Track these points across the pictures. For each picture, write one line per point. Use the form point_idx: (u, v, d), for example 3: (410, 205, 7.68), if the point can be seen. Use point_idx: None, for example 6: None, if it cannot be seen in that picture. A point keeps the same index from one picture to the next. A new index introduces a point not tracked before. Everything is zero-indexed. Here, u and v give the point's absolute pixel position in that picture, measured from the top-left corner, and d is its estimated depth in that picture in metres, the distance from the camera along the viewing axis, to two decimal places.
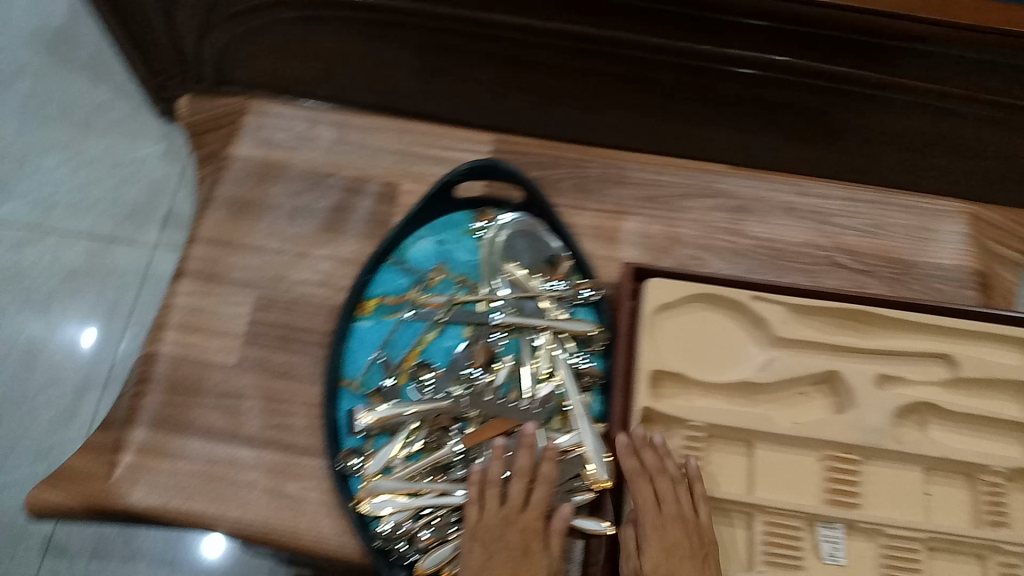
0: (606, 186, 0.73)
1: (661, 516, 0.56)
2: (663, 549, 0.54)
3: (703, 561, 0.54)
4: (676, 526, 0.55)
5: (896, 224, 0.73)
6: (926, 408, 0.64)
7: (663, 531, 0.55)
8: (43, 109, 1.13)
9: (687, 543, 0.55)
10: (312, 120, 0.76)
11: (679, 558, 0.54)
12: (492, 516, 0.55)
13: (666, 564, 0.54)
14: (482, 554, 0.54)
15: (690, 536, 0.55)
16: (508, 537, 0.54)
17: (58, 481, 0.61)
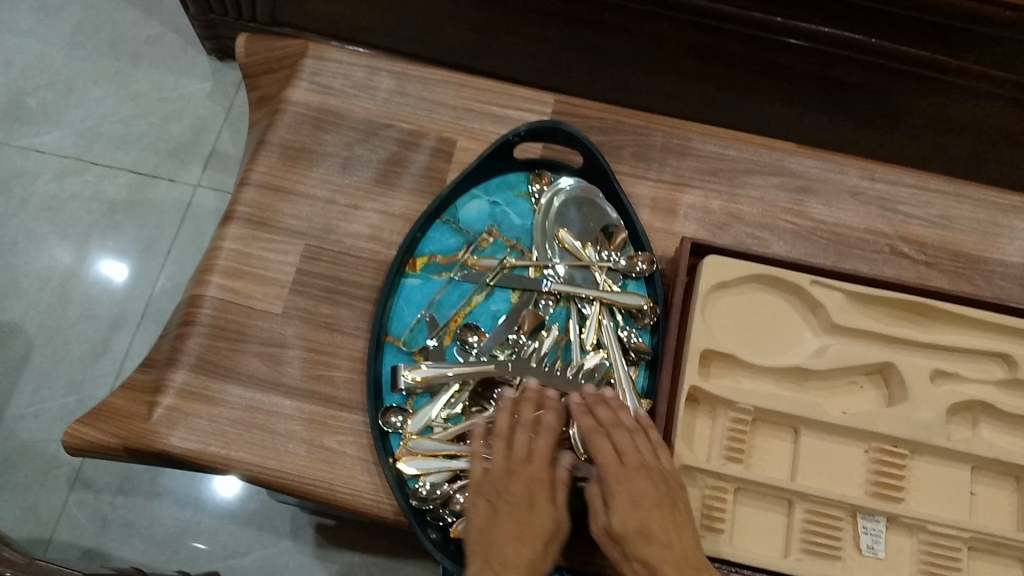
0: (668, 156, 0.72)
1: (624, 467, 0.56)
2: (631, 502, 0.55)
3: (670, 508, 0.55)
4: (643, 476, 0.55)
5: (962, 217, 0.71)
6: (979, 406, 0.62)
7: (629, 483, 0.55)
8: (93, 39, 1.12)
9: (651, 491, 0.55)
10: (371, 68, 0.74)
11: (649, 510, 0.54)
12: (496, 471, 0.56)
13: (637, 516, 0.54)
14: (487, 509, 0.55)
15: (656, 483, 0.55)
16: (512, 490, 0.55)
17: (100, 417, 0.61)
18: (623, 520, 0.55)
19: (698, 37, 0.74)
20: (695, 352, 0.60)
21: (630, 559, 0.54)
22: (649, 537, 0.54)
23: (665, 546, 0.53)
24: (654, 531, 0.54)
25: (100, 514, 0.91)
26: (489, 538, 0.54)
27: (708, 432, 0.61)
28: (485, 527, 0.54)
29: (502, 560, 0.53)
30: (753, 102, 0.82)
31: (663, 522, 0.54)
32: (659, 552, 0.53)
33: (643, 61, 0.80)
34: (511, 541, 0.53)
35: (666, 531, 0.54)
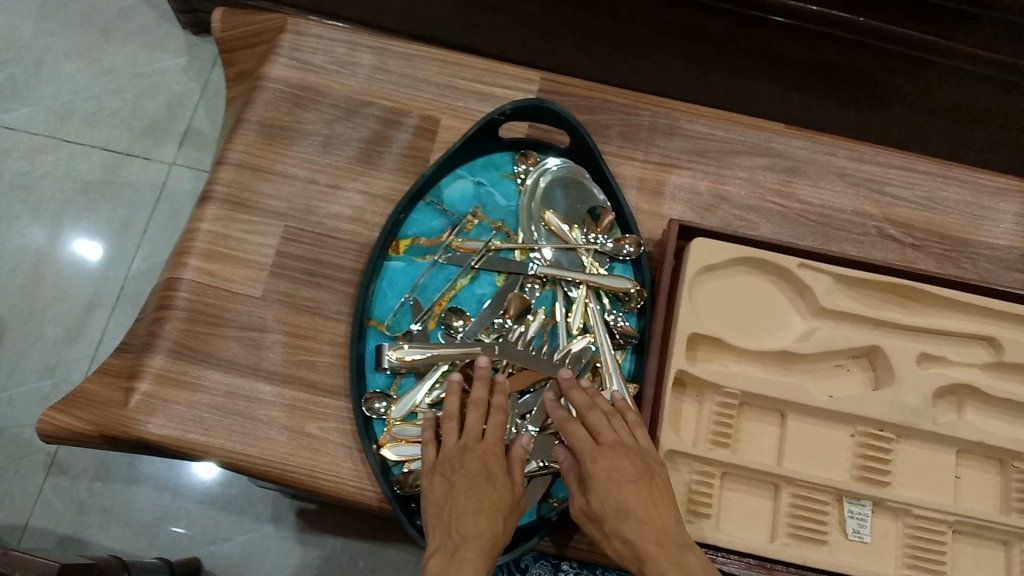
0: (655, 136, 0.70)
1: (599, 447, 0.52)
2: (607, 481, 0.51)
3: (649, 484, 0.51)
4: (620, 454, 0.52)
5: (949, 199, 0.70)
6: (965, 390, 0.62)
7: (605, 463, 0.52)
8: (62, 11, 1.08)
9: (627, 468, 0.51)
10: (352, 43, 0.72)
11: (625, 486, 0.51)
12: (453, 446, 0.54)
13: (612, 493, 0.50)
14: (444, 485, 0.53)
15: (633, 460, 0.52)
16: (468, 464, 0.53)
17: (74, 404, 0.59)
18: (599, 500, 0.51)
19: (687, 14, 0.72)
20: (682, 337, 0.59)
21: (611, 541, 0.50)
22: (626, 514, 0.50)
23: (642, 521, 0.49)
24: (631, 507, 0.50)
25: (77, 500, 0.90)
26: (447, 514, 0.51)
27: (695, 416, 0.60)
28: (442, 502, 0.52)
29: (460, 532, 0.50)
30: (742, 81, 0.81)
31: (640, 496, 0.50)
32: (637, 528, 0.49)
33: (630, 38, 0.78)
34: (470, 513, 0.51)
35: (642, 506, 0.50)
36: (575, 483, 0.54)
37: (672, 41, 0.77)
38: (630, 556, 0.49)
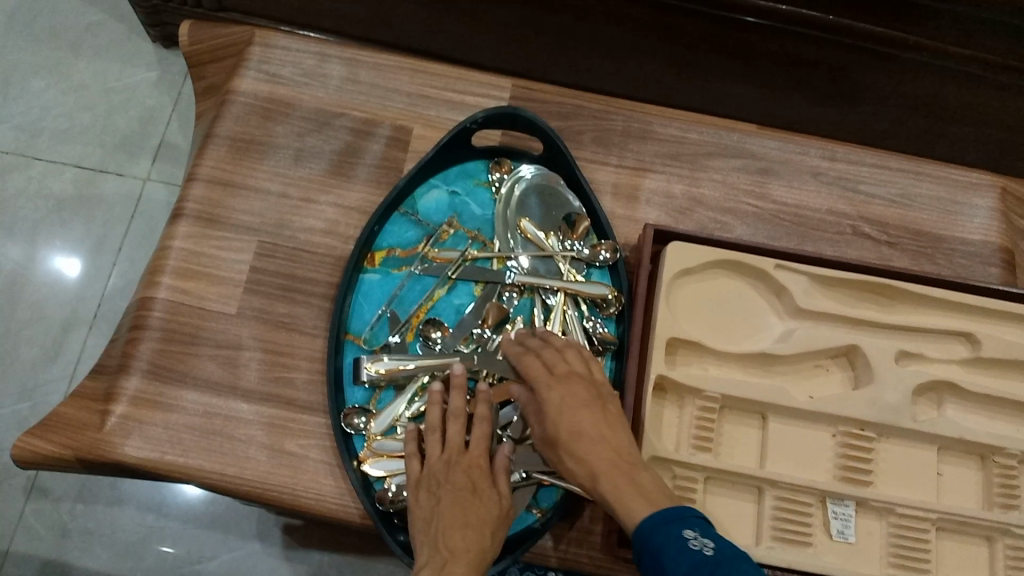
0: (629, 140, 0.70)
1: (553, 377, 0.52)
2: (563, 405, 0.50)
3: (602, 408, 0.51)
4: (573, 381, 0.51)
5: (923, 195, 0.71)
6: (943, 386, 0.62)
7: (559, 390, 0.51)
8: (29, 26, 1.06)
9: (581, 393, 0.51)
10: (322, 55, 0.71)
11: (579, 409, 0.50)
12: (438, 459, 0.54)
13: (567, 417, 0.50)
14: (430, 500, 0.52)
15: (586, 386, 0.52)
16: (452, 478, 0.53)
17: (47, 429, 0.58)
18: (554, 424, 0.50)
19: (656, 15, 0.72)
20: (662, 341, 0.59)
21: (569, 467, 0.49)
22: (580, 436, 0.49)
23: (596, 441, 0.48)
24: (587, 429, 0.49)
25: (59, 523, 0.88)
26: (435, 527, 0.51)
27: (676, 421, 0.60)
28: (429, 517, 0.52)
29: (448, 546, 0.49)
30: (714, 81, 0.81)
31: (594, 420, 0.50)
32: (592, 449, 0.48)
33: (600, 39, 0.78)
34: (457, 527, 0.50)
35: (597, 428, 0.49)
36: (532, 414, 0.53)
37: (641, 43, 0.77)
38: (587, 479, 0.48)
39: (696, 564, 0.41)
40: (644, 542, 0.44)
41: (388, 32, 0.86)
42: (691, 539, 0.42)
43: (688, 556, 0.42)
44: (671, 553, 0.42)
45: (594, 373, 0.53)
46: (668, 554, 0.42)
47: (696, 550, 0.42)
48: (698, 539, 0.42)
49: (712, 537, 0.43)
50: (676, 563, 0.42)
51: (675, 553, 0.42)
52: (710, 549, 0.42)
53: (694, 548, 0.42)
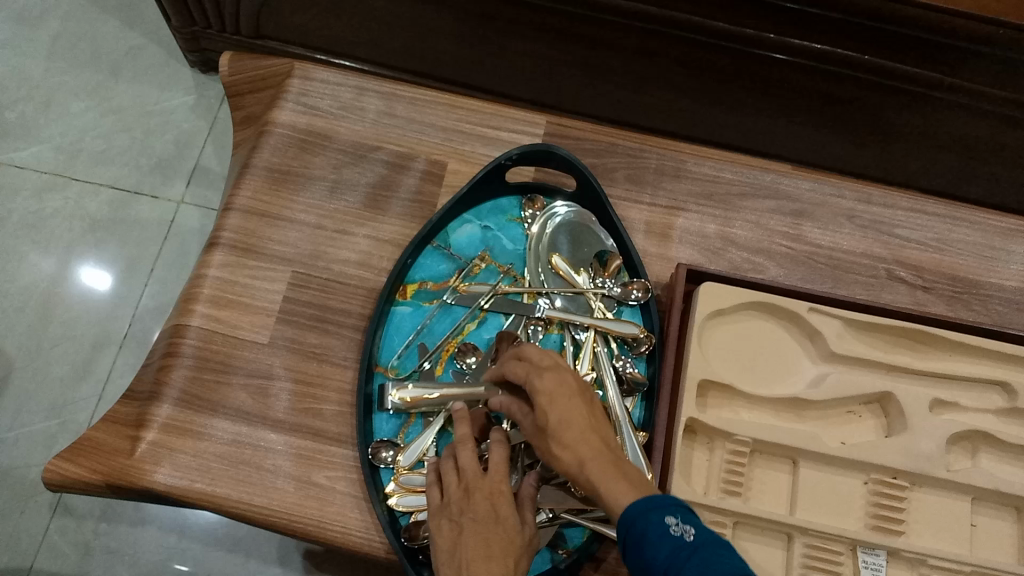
0: (662, 179, 0.70)
1: (542, 367, 0.49)
2: (554, 393, 0.47)
3: (591, 399, 0.47)
4: (564, 370, 0.49)
5: (960, 240, 0.70)
6: (978, 436, 0.61)
7: (549, 378, 0.48)
8: (72, 50, 1.09)
9: (571, 382, 0.48)
10: (359, 88, 0.72)
11: (570, 397, 0.47)
12: (457, 487, 0.52)
13: (557, 405, 0.46)
14: (453, 529, 0.50)
15: (576, 377, 0.49)
16: (475, 506, 0.50)
17: (79, 454, 0.59)
18: (543, 413, 0.47)
19: (690, 52, 0.73)
20: (693, 383, 0.59)
21: (556, 455, 0.45)
22: (569, 423, 0.45)
23: (586, 429, 0.45)
24: (578, 417, 0.45)
25: (83, 541, 0.89)
26: (458, 558, 0.48)
27: (706, 464, 0.59)
28: (452, 548, 0.49)
29: None
30: (746, 114, 0.81)
31: (583, 409, 0.46)
32: (581, 435, 0.45)
33: (634, 74, 0.79)
34: (479, 560, 0.47)
35: (586, 417, 0.46)
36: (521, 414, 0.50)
37: (673, 77, 0.78)
38: (572, 467, 0.44)
39: (675, 551, 0.37)
40: (628, 528, 0.40)
41: (424, 63, 0.87)
42: (673, 524, 0.38)
43: (668, 542, 0.38)
44: (652, 540, 0.38)
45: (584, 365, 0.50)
46: (649, 541, 0.38)
47: (677, 536, 0.38)
48: (680, 525, 0.38)
49: (695, 522, 0.39)
50: (656, 550, 0.38)
51: (656, 539, 0.38)
52: (691, 535, 0.38)
53: (674, 533, 0.38)
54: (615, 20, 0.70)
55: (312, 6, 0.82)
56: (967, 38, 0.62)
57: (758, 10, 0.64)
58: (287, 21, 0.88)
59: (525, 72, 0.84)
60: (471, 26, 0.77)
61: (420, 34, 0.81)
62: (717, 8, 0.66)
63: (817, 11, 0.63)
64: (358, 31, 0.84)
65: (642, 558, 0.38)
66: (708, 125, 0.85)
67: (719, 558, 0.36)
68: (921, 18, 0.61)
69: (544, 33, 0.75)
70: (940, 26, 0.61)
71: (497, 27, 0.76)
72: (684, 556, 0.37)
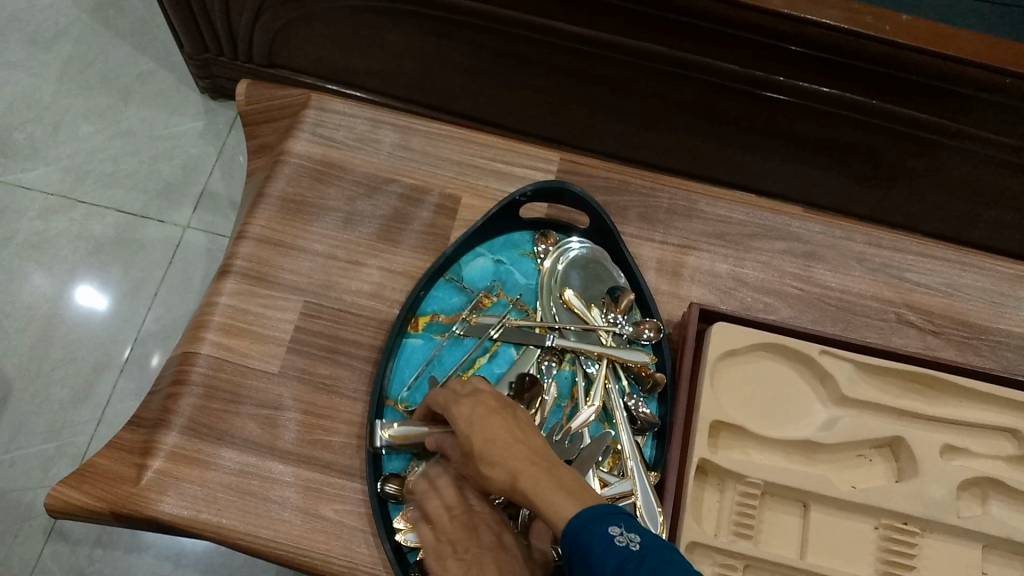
0: (674, 218, 0.71)
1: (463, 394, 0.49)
2: (473, 416, 0.47)
3: (513, 414, 0.47)
4: (481, 394, 0.49)
5: (968, 285, 0.71)
6: (989, 482, 0.61)
7: (466, 405, 0.48)
8: (83, 74, 1.10)
9: (488, 404, 0.47)
10: (374, 120, 0.73)
11: (490, 417, 0.46)
12: (452, 523, 0.52)
13: (479, 427, 0.46)
14: (457, 566, 0.50)
15: (495, 396, 0.49)
16: (478, 538, 0.50)
17: (83, 480, 0.58)
18: (468, 439, 0.46)
19: (700, 92, 0.73)
20: (705, 424, 0.59)
21: (487, 476, 0.44)
22: (493, 441, 0.45)
23: (510, 441, 0.44)
24: (502, 435, 0.45)
25: (76, 568, 0.87)
26: None
27: (717, 506, 0.59)
28: None
29: None
30: (754, 155, 0.83)
31: (505, 424, 0.46)
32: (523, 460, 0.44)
33: (644, 112, 0.80)
34: None
35: (508, 431, 0.45)
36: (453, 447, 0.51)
37: (682, 117, 0.79)
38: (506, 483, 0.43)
39: (624, 561, 0.36)
40: (569, 544, 0.39)
41: (437, 97, 0.88)
42: (617, 534, 0.38)
43: (615, 553, 0.37)
44: (599, 552, 0.37)
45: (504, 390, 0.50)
46: (595, 554, 0.37)
47: (623, 546, 0.37)
48: (624, 535, 0.38)
49: (637, 531, 0.39)
50: (603, 563, 0.37)
51: (602, 552, 0.37)
52: (636, 544, 0.37)
53: (620, 544, 0.37)
54: (627, 60, 0.71)
55: (328, 39, 0.83)
56: (969, 84, 0.63)
57: (769, 53, 0.65)
58: (302, 52, 0.89)
59: (535, 108, 0.85)
60: (484, 61, 0.78)
61: (435, 68, 0.82)
62: (727, 50, 0.66)
63: (825, 56, 0.64)
64: (372, 64, 0.86)
65: (588, 573, 0.37)
66: (716, 163, 0.86)
67: (668, 564, 0.36)
68: (926, 65, 0.62)
69: (555, 72, 0.76)
70: (949, 74, 0.62)
71: (510, 64, 0.77)
72: (633, 566, 0.36)
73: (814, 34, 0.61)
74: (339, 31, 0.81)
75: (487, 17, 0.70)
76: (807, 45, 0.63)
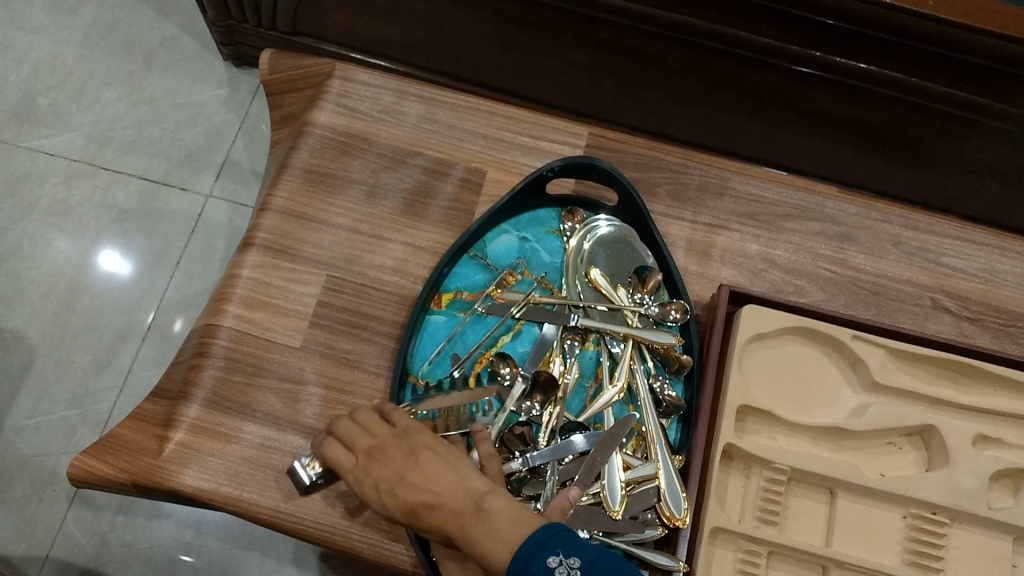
0: (705, 197, 0.69)
1: (362, 460, 0.48)
2: (383, 488, 0.46)
3: (417, 463, 0.46)
4: (380, 456, 0.47)
5: (1006, 271, 0.68)
6: (1022, 473, 0.60)
7: (370, 472, 0.47)
8: (107, 39, 1.09)
9: (390, 466, 0.47)
10: (400, 92, 0.71)
11: (401, 484, 0.46)
12: None
13: (396, 498, 0.46)
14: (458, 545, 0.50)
15: (395, 449, 0.47)
16: None
17: (105, 450, 0.58)
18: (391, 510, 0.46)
19: (734, 67, 0.71)
20: (731, 409, 0.58)
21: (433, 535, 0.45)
22: (415, 508, 0.45)
23: (429, 500, 0.44)
24: (421, 498, 0.45)
25: (98, 532, 0.88)
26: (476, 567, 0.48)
27: (742, 491, 0.58)
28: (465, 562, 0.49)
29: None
30: (788, 133, 0.80)
31: (416, 483, 0.45)
32: None
33: (675, 86, 0.78)
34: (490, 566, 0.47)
35: (426, 490, 0.45)
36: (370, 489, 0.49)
37: (714, 91, 0.77)
38: None
39: None
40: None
41: (464, 67, 0.86)
42: (557, 565, 0.38)
43: None
44: None
45: (403, 427, 0.49)
46: None
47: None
48: (564, 565, 0.38)
49: (577, 552, 0.39)
50: None
51: None
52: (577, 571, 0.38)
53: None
54: (660, 32, 0.69)
55: (355, 6, 0.82)
56: (1014, 62, 0.60)
57: (806, 28, 0.63)
58: (328, 20, 0.87)
59: (563, 80, 0.83)
60: (513, 32, 0.76)
61: (463, 38, 0.81)
62: (763, 23, 0.64)
63: (862, 31, 0.61)
64: (398, 33, 0.84)
65: None
66: (748, 140, 0.84)
67: None
68: (969, 41, 0.59)
69: (585, 43, 0.74)
70: (995, 52, 0.59)
71: (539, 35, 0.75)
72: None
73: (854, 8, 0.59)
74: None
75: None
76: (846, 20, 0.60)
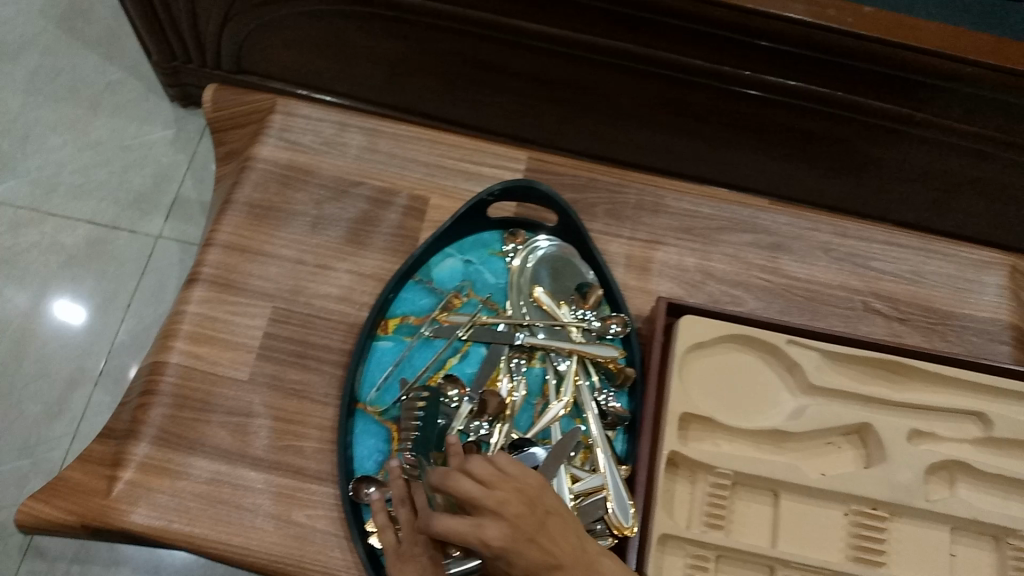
0: (642, 214, 0.71)
1: (488, 518, 0.40)
2: (513, 550, 0.40)
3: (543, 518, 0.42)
4: (508, 511, 0.41)
5: (933, 272, 0.71)
6: (956, 465, 0.62)
7: (502, 531, 0.40)
8: (51, 85, 1.09)
9: (524, 521, 0.41)
10: (341, 124, 0.73)
11: (530, 541, 0.41)
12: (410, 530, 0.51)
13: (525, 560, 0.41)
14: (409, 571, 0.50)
15: (520, 502, 0.42)
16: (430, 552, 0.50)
17: (51, 494, 0.57)
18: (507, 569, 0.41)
19: (667, 88, 0.74)
20: (674, 416, 0.60)
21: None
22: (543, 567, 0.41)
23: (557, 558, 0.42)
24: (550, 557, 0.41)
25: None
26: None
27: (688, 497, 0.59)
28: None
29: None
30: (723, 150, 0.83)
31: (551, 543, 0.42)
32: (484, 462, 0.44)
33: (613, 110, 0.80)
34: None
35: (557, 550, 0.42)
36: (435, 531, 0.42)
37: (651, 113, 0.79)
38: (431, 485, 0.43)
39: None
40: None
41: (407, 100, 0.88)
42: None
43: None
44: None
45: (519, 480, 0.43)
46: None
47: None
48: None
49: None
50: None
51: None
52: None
53: None
54: (593, 58, 0.71)
55: (296, 43, 0.83)
56: (926, 73, 0.64)
57: (731, 48, 0.66)
58: (270, 58, 0.88)
59: (505, 108, 0.85)
60: (452, 62, 0.78)
61: (404, 71, 0.83)
62: (690, 45, 0.67)
63: (783, 49, 0.64)
64: (341, 68, 0.86)
65: None
66: (685, 159, 0.87)
67: None
68: (885, 55, 0.62)
69: (523, 72, 0.77)
70: (909, 63, 0.63)
71: (479, 65, 0.78)
72: None
73: (777, 28, 0.62)
74: (305, 35, 0.81)
75: (453, 18, 0.71)
76: (776, 40, 0.63)
